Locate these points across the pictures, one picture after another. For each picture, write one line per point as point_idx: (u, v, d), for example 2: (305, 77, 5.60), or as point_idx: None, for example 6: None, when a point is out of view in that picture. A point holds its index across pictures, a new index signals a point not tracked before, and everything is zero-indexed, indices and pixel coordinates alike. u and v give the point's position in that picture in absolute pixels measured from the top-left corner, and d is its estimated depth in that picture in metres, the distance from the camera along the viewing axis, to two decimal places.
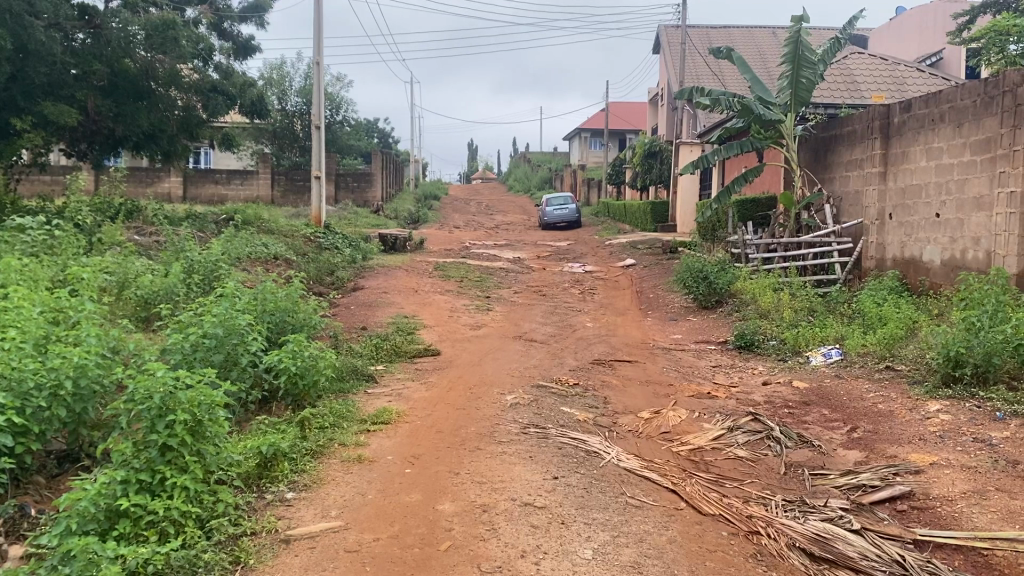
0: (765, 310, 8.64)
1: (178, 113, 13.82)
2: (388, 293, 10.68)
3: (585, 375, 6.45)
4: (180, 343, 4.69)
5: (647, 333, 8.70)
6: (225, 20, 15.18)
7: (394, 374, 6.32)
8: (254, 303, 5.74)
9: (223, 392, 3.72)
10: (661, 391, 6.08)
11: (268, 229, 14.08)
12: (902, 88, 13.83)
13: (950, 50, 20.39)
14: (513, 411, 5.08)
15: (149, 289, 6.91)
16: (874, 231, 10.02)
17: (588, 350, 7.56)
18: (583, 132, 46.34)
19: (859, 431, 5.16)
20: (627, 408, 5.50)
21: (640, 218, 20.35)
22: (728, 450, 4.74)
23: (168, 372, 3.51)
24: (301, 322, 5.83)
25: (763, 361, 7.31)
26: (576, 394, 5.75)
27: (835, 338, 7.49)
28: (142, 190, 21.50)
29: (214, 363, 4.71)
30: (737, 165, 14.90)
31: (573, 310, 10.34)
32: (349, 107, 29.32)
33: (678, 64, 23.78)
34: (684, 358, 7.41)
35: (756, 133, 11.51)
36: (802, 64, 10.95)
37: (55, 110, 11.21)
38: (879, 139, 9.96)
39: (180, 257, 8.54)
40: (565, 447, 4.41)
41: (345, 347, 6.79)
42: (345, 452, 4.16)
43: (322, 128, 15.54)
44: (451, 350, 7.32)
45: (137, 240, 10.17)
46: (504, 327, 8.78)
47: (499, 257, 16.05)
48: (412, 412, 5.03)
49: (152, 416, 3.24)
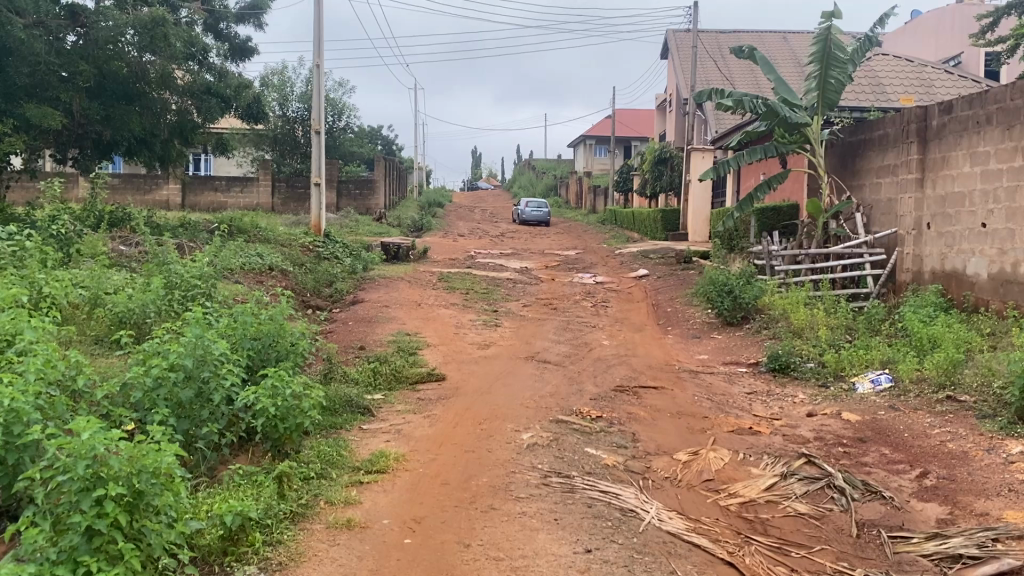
0: (800, 328, 7.95)
1: (171, 117, 13.13)
2: (389, 307, 10.02)
3: (608, 405, 5.73)
4: (143, 377, 4.03)
5: (670, 353, 8.01)
6: (221, 21, 14.44)
7: (394, 406, 5.61)
8: (233, 327, 4.98)
9: (176, 448, 3.01)
10: (694, 425, 5.36)
11: (264, 238, 13.36)
12: (931, 90, 13.12)
13: (968, 53, 19.81)
14: (533, 455, 4.39)
15: (124, 306, 6.22)
16: (911, 242, 9.30)
17: (608, 374, 6.86)
18: (587, 139, 45.74)
19: (932, 478, 4.45)
20: (660, 449, 4.78)
21: (650, 227, 19.65)
22: (785, 505, 4.04)
23: (100, 430, 2.78)
24: (288, 349, 5.07)
25: (802, 388, 6.61)
26: (600, 430, 5.02)
27: (881, 361, 6.77)
28: (137, 198, 20.89)
29: (183, 401, 4.04)
30: (756, 171, 14.19)
31: (586, 326, 9.63)
32: (351, 112, 28.72)
33: (687, 69, 23.16)
34: (714, 383, 6.69)
35: (780, 138, 10.77)
36: (831, 64, 10.26)
37: (38, 112, 10.55)
38: (916, 143, 9.25)
39: (163, 269, 7.87)
40: (595, 506, 3.70)
41: (338, 374, 6.07)
42: (332, 514, 3.46)
43: (321, 134, 14.84)
44: (458, 374, 6.63)
45: (120, 251, 9.52)
46: (514, 346, 8.07)
47: (504, 267, 15.37)
48: (413, 456, 4.32)
49: (76, 492, 2.53)
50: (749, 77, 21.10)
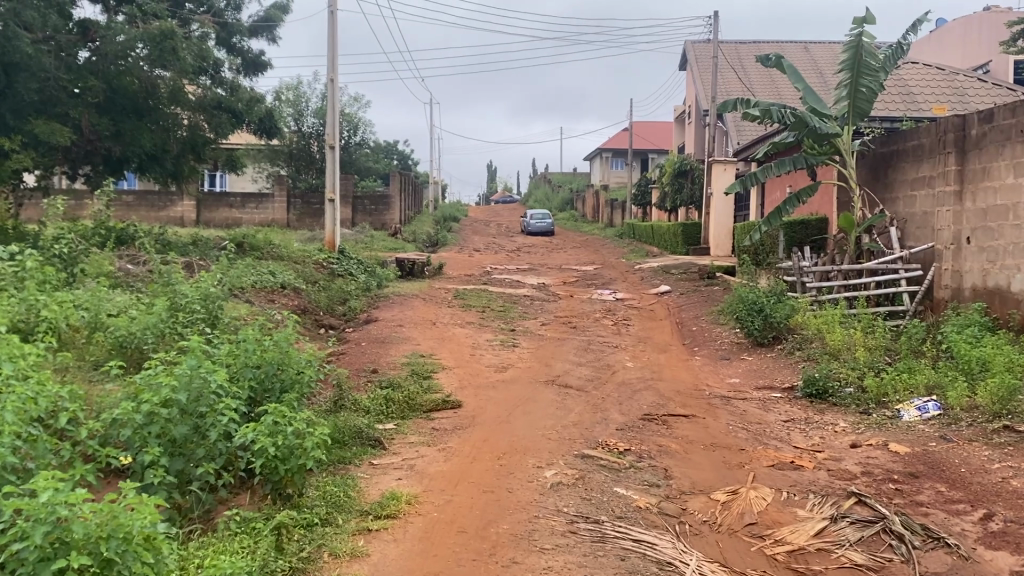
0: (836, 350, 7.55)
1: (183, 133, 12.86)
2: (403, 326, 9.69)
3: (636, 436, 5.35)
4: (132, 413, 3.71)
5: (698, 377, 7.61)
6: (235, 35, 14.14)
7: (407, 436, 5.26)
8: (235, 355, 4.62)
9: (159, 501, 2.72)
10: (731, 459, 4.97)
11: (277, 255, 13.06)
12: (964, 100, 12.67)
13: (996, 61, 19.29)
14: (557, 497, 4.03)
15: (125, 330, 5.93)
16: (949, 257, 8.85)
17: (634, 401, 6.47)
18: (604, 152, 45.41)
19: (998, 520, 4.03)
20: (696, 487, 4.40)
21: (670, 241, 19.26)
22: (839, 555, 3.65)
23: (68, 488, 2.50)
24: (293, 380, 4.69)
25: (842, 415, 6.20)
26: (629, 466, 4.65)
27: (926, 387, 6.35)
28: (152, 215, 20.76)
29: (177, 438, 3.73)
30: (782, 184, 13.79)
31: (608, 346, 9.25)
32: (368, 128, 28.52)
33: (707, 81, 22.80)
34: (747, 411, 6.28)
35: (808, 149, 10.40)
36: (862, 72, 9.87)
37: (47, 128, 10.34)
38: (954, 153, 8.83)
39: (168, 289, 7.59)
40: (630, 559, 3.33)
41: (349, 402, 5.74)
42: (335, 571, 3.10)
43: (336, 149, 14.58)
44: (475, 400, 6.26)
45: (128, 270, 9.27)
46: (533, 369, 7.69)
47: (522, 283, 15.02)
48: (426, 497, 3.95)
49: (34, 564, 2.22)
50: (771, 88, 20.70)
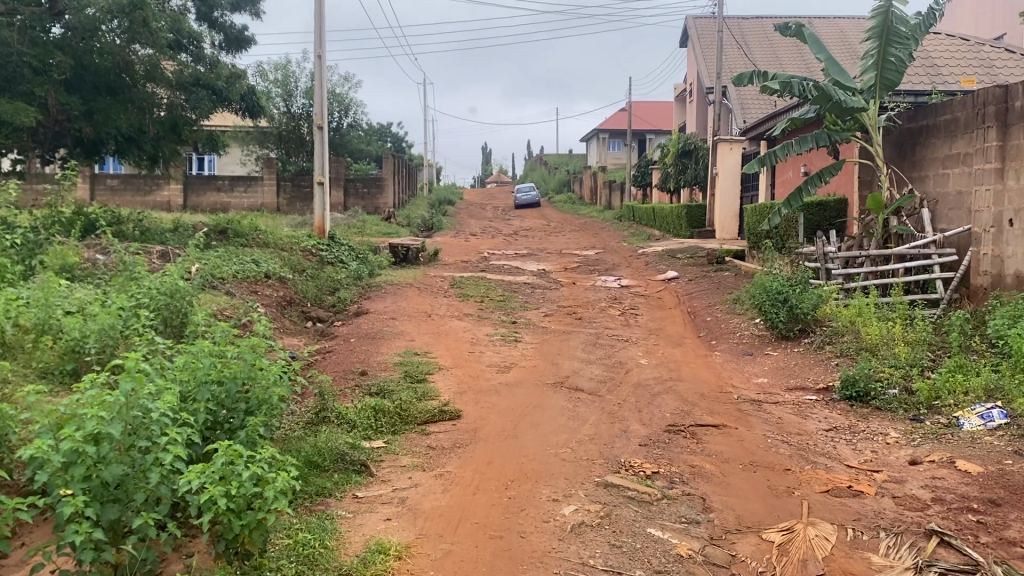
0: (874, 345, 6.81)
1: (162, 114, 12.03)
2: (395, 319, 8.95)
3: (663, 454, 4.62)
4: (52, 451, 2.95)
5: (721, 376, 6.88)
6: (215, 9, 13.26)
7: (399, 455, 4.54)
8: (192, 371, 3.83)
9: None
10: (778, 482, 4.25)
11: (263, 241, 12.23)
12: (992, 71, 11.93)
13: (1012, 33, 18.52)
14: (580, 544, 3.30)
15: (77, 332, 5.19)
16: (989, 241, 8.08)
17: (655, 406, 5.75)
18: (601, 132, 44.57)
19: None
20: (744, 524, 3.67)
21: (674, 224, 18.49)
22: None
23: None
24: (260, 398, 3.88)
25: (890, 422, 5.50)
26: (662, 497, 3.91)
27: (984, 390, 5.65)
28: (137, 200, 19.96)
29: (110, 481, 2.98)
30: (797, 164, 13.01)
31: (618, 339, 8.52)
32: (359, 109, 27.60)
33: (711, 57, 21.96)
34: (783, 419, 5.55)
35: (831, 125, 9.58)
36: (891, 41, 9.08)
37: (10, 108, 9.49)
38: (995, 128, 8.02)
39: (132, 279, 6.81)
40: None
41: (333, 415, 5.02)
42: None
43: (324, 129, 13.75)
44: (475, 408, 5.53)
45: (96, 261, 8.49)
46: (539, 368, 6.96)
47: (522, 270, 14.26)
48: (421, 548, 3.24)
49: None
50: (778, 64, 19.86)
